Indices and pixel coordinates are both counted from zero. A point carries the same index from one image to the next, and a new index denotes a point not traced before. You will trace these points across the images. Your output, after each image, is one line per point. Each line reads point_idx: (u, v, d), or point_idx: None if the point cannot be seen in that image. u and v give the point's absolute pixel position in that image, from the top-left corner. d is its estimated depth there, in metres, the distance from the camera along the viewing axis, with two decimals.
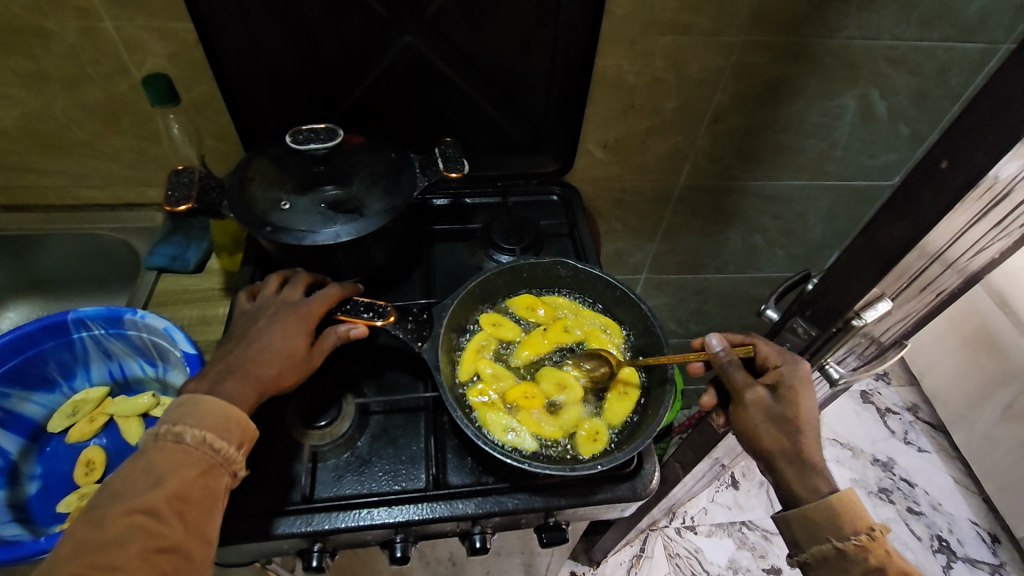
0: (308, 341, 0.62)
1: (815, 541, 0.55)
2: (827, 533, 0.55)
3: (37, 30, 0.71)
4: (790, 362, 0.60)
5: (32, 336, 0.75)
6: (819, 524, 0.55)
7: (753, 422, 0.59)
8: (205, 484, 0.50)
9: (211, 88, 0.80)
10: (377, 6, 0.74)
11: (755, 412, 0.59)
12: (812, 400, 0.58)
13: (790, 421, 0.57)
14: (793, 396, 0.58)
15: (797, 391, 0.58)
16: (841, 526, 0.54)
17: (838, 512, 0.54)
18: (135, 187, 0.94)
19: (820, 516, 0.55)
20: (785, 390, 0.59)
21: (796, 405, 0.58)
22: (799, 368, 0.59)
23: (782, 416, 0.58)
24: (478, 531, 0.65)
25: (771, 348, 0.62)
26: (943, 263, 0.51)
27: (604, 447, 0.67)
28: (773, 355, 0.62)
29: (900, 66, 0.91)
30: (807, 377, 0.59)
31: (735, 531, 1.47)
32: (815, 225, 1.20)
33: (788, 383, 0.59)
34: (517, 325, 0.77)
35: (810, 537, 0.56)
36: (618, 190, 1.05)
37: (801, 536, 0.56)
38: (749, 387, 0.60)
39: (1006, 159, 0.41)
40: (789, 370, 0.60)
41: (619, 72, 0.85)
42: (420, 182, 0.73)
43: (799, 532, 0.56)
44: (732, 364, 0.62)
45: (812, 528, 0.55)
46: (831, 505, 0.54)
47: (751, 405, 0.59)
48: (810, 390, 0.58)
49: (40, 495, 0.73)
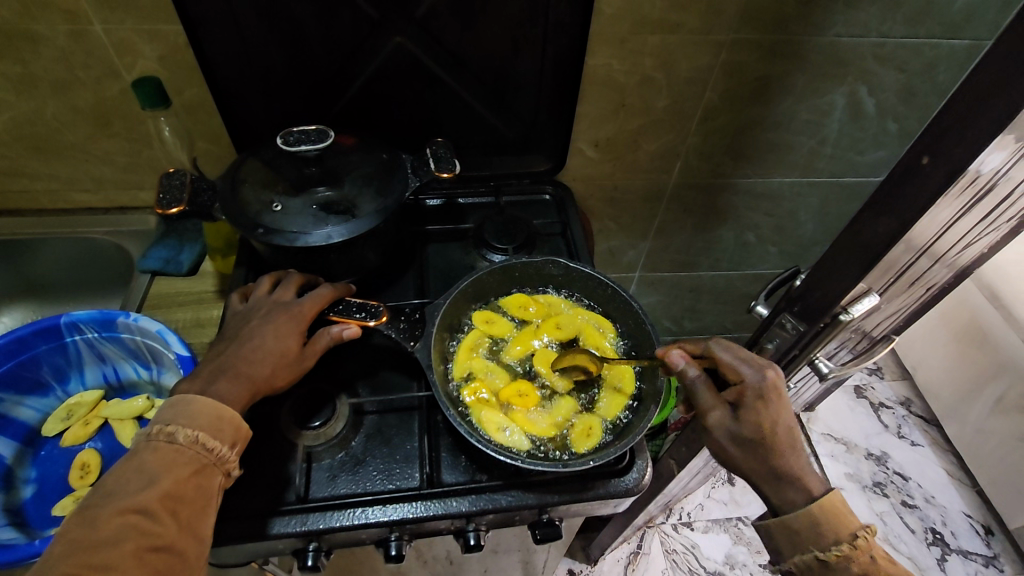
0: (301, 341, 0.62)
1: (797, 550, 0.55)
2: (809, 543, 0.55)
3: (27, 33, 0.71)
4: (751, 380, 0.57)
5: (25, 340, 0.75)
6: (801, 534, 0.55)
7: (720, 442, 0.59)
8: (199, 483, 0.51)
9: (202, 90, 0.80)
10: (367, 7, 0.74)
11: (719, 434, 0.59)
12: (776, 417, 0.56)
13: (755, 442, 0.57)
14: (755, 417, 0.56)
15: (759, 411, 0.56)
16: (823, 535, 0.54)
17: (818, 521, 0.54)
18: (128, 190, 0.94)
19: (802, 526, 0.55)
20: (746, 410, 0.57)
21: (759, 427, 0.56)
22: (759, 386, 0.57)
23: (745, 437, 0.57)
24: (472, 528, 0.66)
25: (730, 363, 0.59)
26: (929, 258, 0.52)
27: (595, 442, 0.68)
28: (733, 370, 0.59)
29: (888, 63, 0.92)
30: (769, 394, 0.56)
31: (732, 526, 1.47)
32: (807, 222, 1.21)
33: (750, 402, 0.57)
34: (508, 323, 0.78)
35: (793, 546, 0.56)
36: (610, 189, 1.06)
37: (784, 545, 0.57)
38: (710, 408, 0.59)
39: (988, 152, 0.42)
40: (750, 389, 0.57)
41: (609, 71, 0.86)
42: (412, 182, 0.73)
43: (781, 541, 0.57)
44: (696, 383, 0.60)
45: (794, 537, 0.56)
46: (811, 514, 0.54)
47: (714, 427, 0.59)
48: (773, 406, 0.56)
49: (36, 498, 0.73)
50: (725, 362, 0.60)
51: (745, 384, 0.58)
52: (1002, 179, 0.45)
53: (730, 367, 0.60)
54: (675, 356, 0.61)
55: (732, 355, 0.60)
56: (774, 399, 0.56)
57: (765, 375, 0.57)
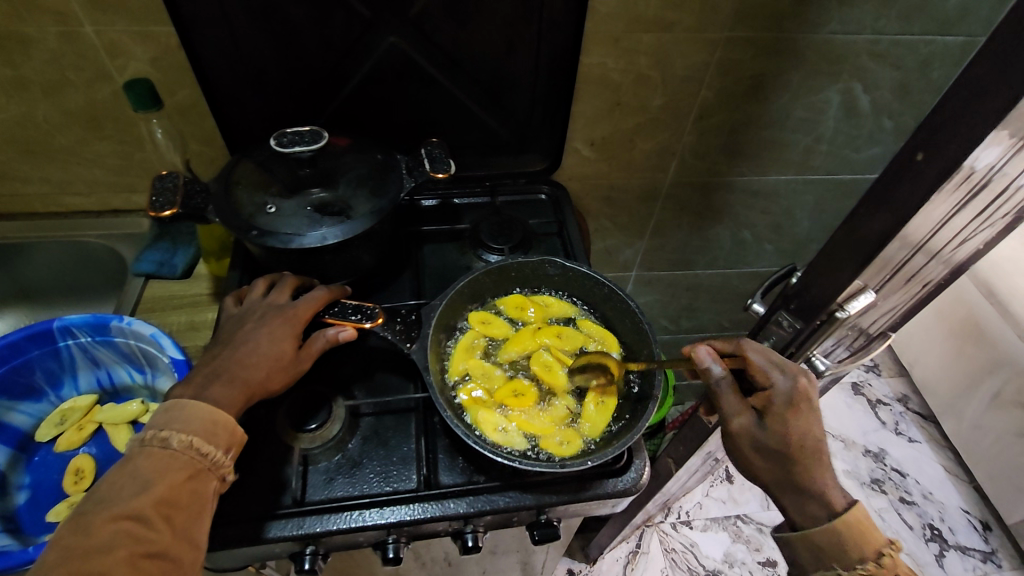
0: (296, 344, 0.62)
1: (820, 566, 0.55)
2: (834, 559, 0.54)
3: (17, 35, 0.71)
4: (782, 386, 0.57)
5: (18, 345, 0.74)
6: (826, 551, 0.54)
7: (741, 448, 0.58)
8: (194, 488, 0.50)
9: (194, 92, 0.79)
10: (359, 7, 0.74)
11: (742, 440, 0.57)
12: (804, 427, 0.55)
13: (780, 451, 0.56)
14: (783, 424, 0.56)
15: (786, 419, 0.56)
16: (848, 553, 0.53)
17: (844, 538, 0.53)
18: (121, 193, 0.93)
19: (825, 541, 0.54)
20: (774, 417, 0.56)
21: (785, 435, 0.55)
22: (788, 393, 0.56)
23: (769, 445, 0.56)
24: (470, 530, 0.65)
25: (762, 367, 0.58)
26: (926, 254, 0.52)
27: (573, 451, 0.67)
28: (763, 374, 0.58)
29: (882, 60, 0.92)
30: (799, 402, 0.56)
31: (730, 524, 1.48)
32: (803, 220, 1.21)
33: (778, 408, 0.56)
34: (506, 323, 0.78)
35: (815, 561, 0.55)
36: (606, 188, 1.05)
37: (805, 559, 0.56)
38: (735, 413, 0.58)
39: (983, 147, 0.42)
40: (780, 395, 0.57)
41: (604, 70, 0.86)
42: (408, 182, 0.72)
43: (803, 555, 0.56)
44: (721, 384, 0.58)
45: (818, 553, 0.55)
46: (839, 532, 0.53)
47: (737, 433, 0.57)
48: (800, 416, 0.56)
49: (30, 504, 0.73)
50: (756, 365, 0.58)
51: (774, 390, 0.57)
52: (998, 175, 0.44)
53: (760, 371, 0.58)
54: (704, 352, 0.59)
55: (764, 359, 0.59)
56: (802, 407, 0.56)
57: (796, 382, 0.56)
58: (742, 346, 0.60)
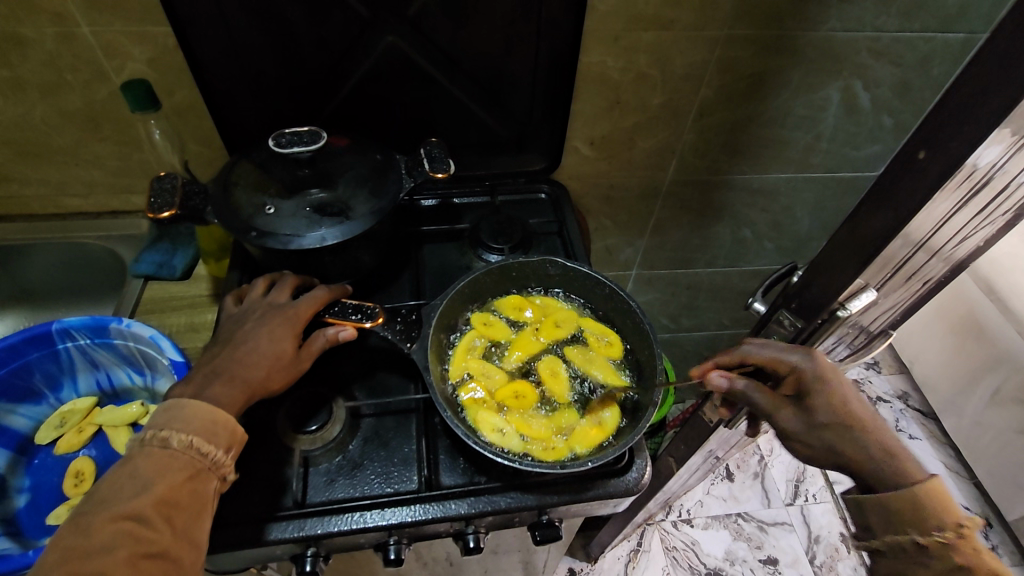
0: (296, 344, 0.62)
1: (891, 530, 0.48)
2: (907, 525, 0.47)
3: (14, 36, 0.70)
4: (803, 366, 0.53)
5: (17, 347, 0.74)
6: (899, 515, 0.48)
7: (802, 441, 0.53)
8: (193, 488, 0.50)
9: (193, 92, 0.79)
10: (357, 6, 0.73)
11: (800, 433, 0.53)
12: (845, 394, 0.51)
13: (838, 425, 0.51)
14: (826, 401, 0.51)
15: (826, 393, 0.51)
16: (924, 519, 0.47)
17: (920, 503, 0.47)
18: (120, 194, 0.93)
19: (900, 506, 0.47)
20: (813, 397, 0.52)
21: (834, 407, 0.51)
22: (812, 372, 0.52)
23: (822, 428, 0.52)
24: (471, 531, 0.65)
25: (772, 357, 0.54)
26: (926, 252, 0.52)
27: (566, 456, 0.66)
28: (779, 363, 0.54)
29: (882, 57, 0.92)
30: (827, 374, 0.52)
31: (731, 522, 1.48)
32: (804, 217, 1.21)
33: (812, 388, 0.52)
34: (506, 325, 0.78)
35: (886, 525, 0.49)
36: (606, 186, 1.05)
37: (874, 522, 0.50)
38: (776, 410, 0.54)
39: (984, 146, 0.42)
40: (807, 376, 0.53)
41: (604, 68, 0.85)
42: (407, 182, 0.72)
43: (873, 518, 0.49)
44: (748, 391, 0.55)
45: (889, 516, 0.48)
46: (916, 496, 0.47)
47: (789, 428, 0.53)
48: (836, 385, 0.51)
49: (30, 507, 0.72)
50: (767, 361, 0.55)
51: (798, 373, 0.53)
52: (998, 173, 0.44)
53: (773, 361, 0.55)
54: (715, 376, 0.56)
55: (770, 350, 0.55)
56: (832, 376, 0.52)
57: (813, 357, 0.53)
58: (745, 353, 0.56)
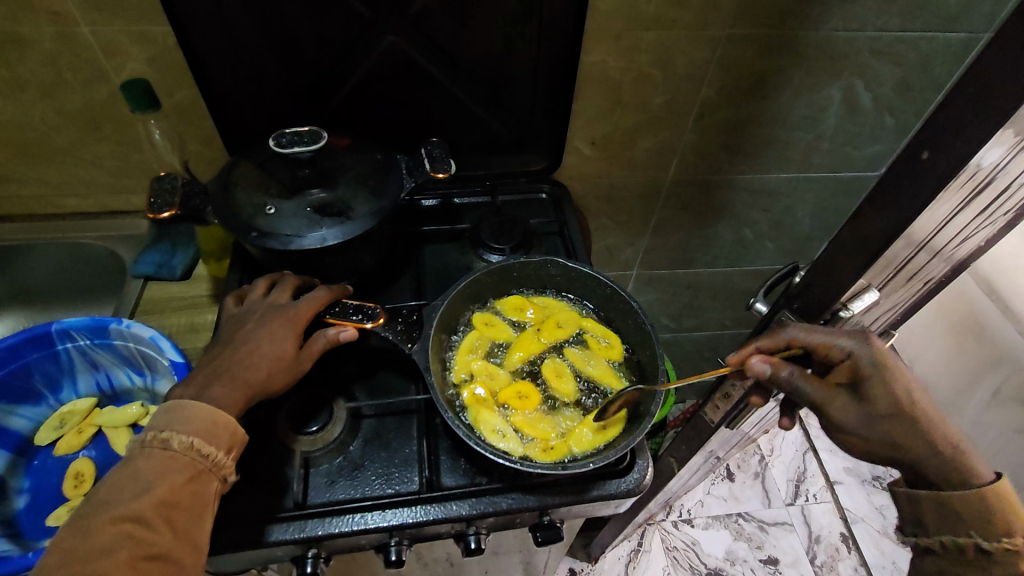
0: (297, 344, 0.62)
1: (952, 531, 0.50)
2: (971, 527, 0.49)
3: (13, 36, 0.70)
4: (859, 352, 0.50)
5: (17, 348, 0.74)
6: (964, 518, 0.49)
7: (857, 433, 0.51)
8: (194, 490, 0.50)
9: (193, 91, 0.78)
10: (358, 6, 0.73)
11: (857, 424, 0.51)
12: (904, 381, 0.50)
13: (900, 414, 0.49)
14: (884, 389, 0.50)
15: (884, 380, 0.50)
16: (990, 524, 0.48)
17: (988, 507, 0.48)
18: (119, 195, 0.92)
19: (966, 508, 0.49)
20: (870, 385, 0.50)
21: (894, 395, 0.49)
22: (869, 358, 0.50)
23: (880, 419, 0.50)
24: (472, 532, 0.65)
25: (824, 343, 0.52)
26: (929, 252, 0.51)
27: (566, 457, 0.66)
28: (831, 349, 0.52)
29: (884, 57, 0.92)
30: (885, 359, 0.50)
31: (731, 522, 1.48)
32: (805, 217, 1.20)
33: (870, 376, 0.50)
34: (508, 326, 0.77)
35: (946, 525, 0.50)
36: (607, 186, 1.05)
37: (931, 520, 0.51)
38: (827, 400, 0.51)
39: (988, 147, 0.42)
40: (862, 363, 0.50)
41: (605, 68, 0.85)
42: (407, 183, 0.72)
43: (931, 515, 0.51)
44: (795, 381, 0.53)
45: (953, 517, 0.50)
46: (985, 498, 0.48)
47: (844, 419, 0.51)
48: (895, 373, 0.50)
49: (29, 508, 0.72)
50: (819, 346, 0.52)
51: (853, 360, 0.51)
52: (1001, 173, 0.44)
53: (825, 347, 0.52)
54: (758, 363, 0.54)
55: (820, 335, 0.53)
56: (890, 363, 0.50)
57: (869, 342, 0.51)
58: (793, 338, 0.53)
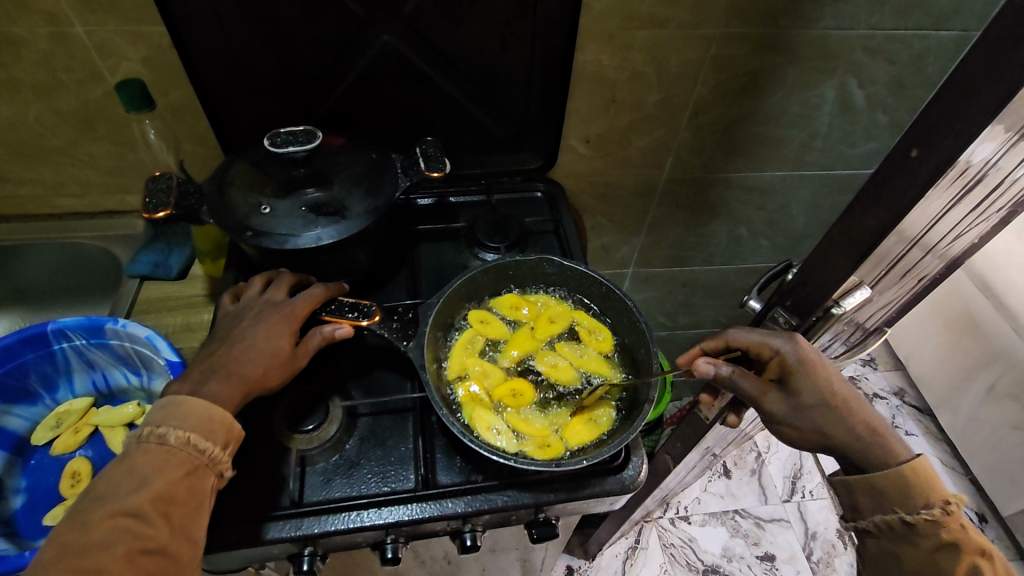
0: (293, 342, 0.62)
1: (880, 509, 0.52)
2: (895, 504, 0.51)
3: (7, 36, 0.70)
4: (786, 351, 0.55)
5: (12, 348, 0.74)
6: (889, 494, 0.51)
7: (788, 426, 0.56)
8: (190, 484, 0.50)
9: (188, 91, 0.79)
10: (352, 6, 0.73)
11: (787, 418, 0.55)
12: (827, 377, 0.54)
13: (823, 408, 0.53)
14: (808, 386, 0.54)
15: (807, 377, 0.54)
16: (911, 498, 0.50)
17: (908, 482, 0.50)
18: (115, 194, 0.92)
19: (888, 485, 0.51)
20: (795, 381, 0.54)
21: (818, 391, 0.53)
22: (795, 356, 0.55)
23: (808, 410, 0.54)
24: (468, 529, 0.65)
25: (756, 343, 0.57)
26: (921, 249, 0.52)
27: (559, 454, 0.67)
28: (763, 348, 0.57)
29: (877, 55, 0.92)
30: (810, 357, 0.54)
31: (728, 519, 1.48)
32: (799, 215, 1.21)
33: (795, 373, 0.54)
34: (503, 324, 0.78)
35: (876, 504, 0.52)
36: (602, 185, 1.05)
37: (863, 502, 0.53)
38: (761, 395, 0.57)
39: (978, 142, 0.42)
40: (788, 361, 0.55)
41: (599, 66, 0.85)
42: (402, 182, 0.72)
43: (862, 498, 0.53)
44: (733, 379, 0.58)
45: (878, 496, 0.52)
46: (903, 476, 0.50)
47: (775, 414, 0.56)
48: (818, 369, 0.54)
49: (26, 508, 0.73)
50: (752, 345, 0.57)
51: (781, 358, 0.55)
52: (993, 169, 0.45)
53: (757, 347, 0.57)
54: (704, 364, 0.59)
55: (753, 336, 0.58)
56: (813, 361, 0.54)
57: (796, 342, 0.55)
58: (729, 338, 0.59)
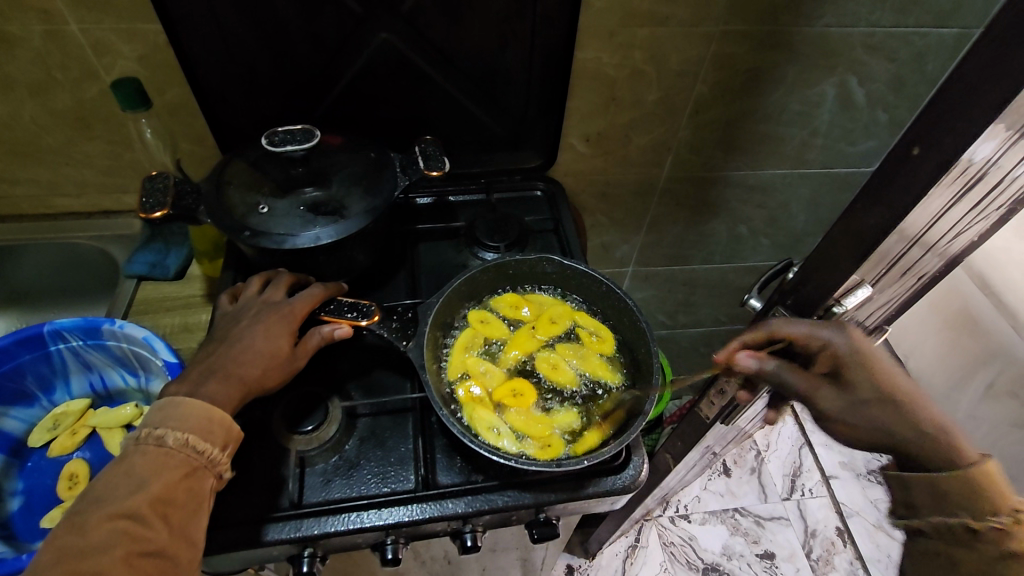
0: (292, 342, 0.61)
1: (939, 511, 0.48)
2: (958, 507, 0.46)
3: (2, 34, 0.70)
4: (835, 343, 0.55)
5: (8, 350, 0.73)
6: (949, 497, 0.46)
7: (843, 420, 0.55)
8: (189, 486, 0.50)
9: (185, 89, 0.78)
10: (351, 4, 0.73)
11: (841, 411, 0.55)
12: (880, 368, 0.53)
13: (880, 401, 0.52)
14: (860, 378, 0.53)
15: (859, 368, 0.54)
16: (976, 502, 0.45)
17: (970, 485, 0.45)
18: (111, 194, 0.92)
19: (949, 486, 0.46)
20: (846, 373, 0.54)
21: (873, 382, 0.53)
22: (845, 347, 0.55)
23: (865, 403, 0.53)
24: (468, 530, 0.65)
25: (804, 335, 0.56)
26: (922, 248, 0.51)
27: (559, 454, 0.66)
28: (812, 340, 0.56)
29: (877, 53, 0.92)
30: (859, 348, 0.54)
31: (728, 517, 1.48)
32: (799, 214, 1.21)
33: (846, 365, 0.54)
34: (504, 324, 0.77)
35: (933, 505, 0.48)
36: (601, 183, 1.05)
37: (921, 501, 0.49)
38: (811, 388, 0.57)
39: (978, 140, 0.41)
40: (838, 353, 0.55)
41: (599, 64, 0.85)
42: (401, 181, 0.72)
43: (919, 496, 0.49)
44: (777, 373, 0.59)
45: (938, 497, 0.47)
46: (964, 476, 0.45)
47: (828, 407, 0.56)
48: (870, 360, 0.53)
49: (24, 510, 0.72)
50: (799, 337, 0.57)
51: (831, 350, 0.55)
52: (993, 168, 0.43)
53: (804, 339, 0.57)
54: (744, 357, 0.61)
55: (799, 328, 0.58)
56: (863, 352, 0.54)
57: (844, 333, 0.55)
58: (772, 330, 0.59)
